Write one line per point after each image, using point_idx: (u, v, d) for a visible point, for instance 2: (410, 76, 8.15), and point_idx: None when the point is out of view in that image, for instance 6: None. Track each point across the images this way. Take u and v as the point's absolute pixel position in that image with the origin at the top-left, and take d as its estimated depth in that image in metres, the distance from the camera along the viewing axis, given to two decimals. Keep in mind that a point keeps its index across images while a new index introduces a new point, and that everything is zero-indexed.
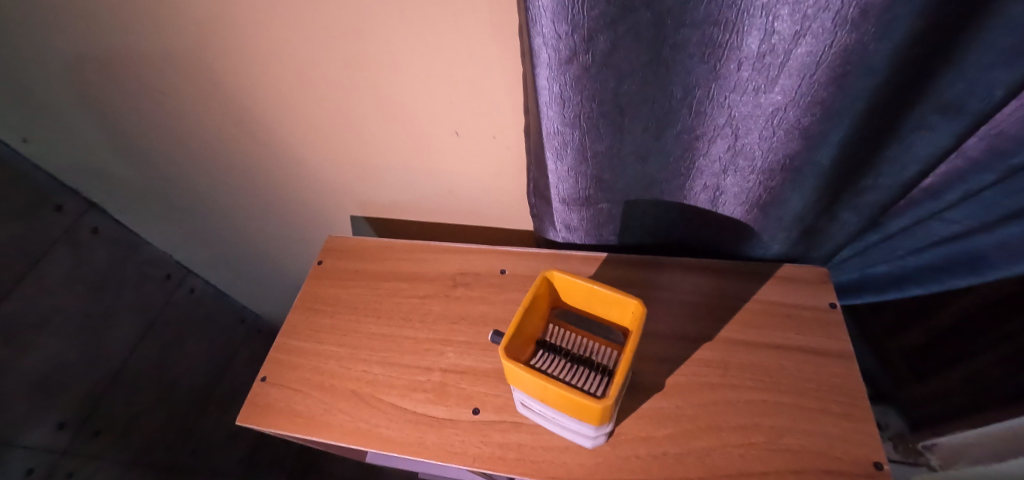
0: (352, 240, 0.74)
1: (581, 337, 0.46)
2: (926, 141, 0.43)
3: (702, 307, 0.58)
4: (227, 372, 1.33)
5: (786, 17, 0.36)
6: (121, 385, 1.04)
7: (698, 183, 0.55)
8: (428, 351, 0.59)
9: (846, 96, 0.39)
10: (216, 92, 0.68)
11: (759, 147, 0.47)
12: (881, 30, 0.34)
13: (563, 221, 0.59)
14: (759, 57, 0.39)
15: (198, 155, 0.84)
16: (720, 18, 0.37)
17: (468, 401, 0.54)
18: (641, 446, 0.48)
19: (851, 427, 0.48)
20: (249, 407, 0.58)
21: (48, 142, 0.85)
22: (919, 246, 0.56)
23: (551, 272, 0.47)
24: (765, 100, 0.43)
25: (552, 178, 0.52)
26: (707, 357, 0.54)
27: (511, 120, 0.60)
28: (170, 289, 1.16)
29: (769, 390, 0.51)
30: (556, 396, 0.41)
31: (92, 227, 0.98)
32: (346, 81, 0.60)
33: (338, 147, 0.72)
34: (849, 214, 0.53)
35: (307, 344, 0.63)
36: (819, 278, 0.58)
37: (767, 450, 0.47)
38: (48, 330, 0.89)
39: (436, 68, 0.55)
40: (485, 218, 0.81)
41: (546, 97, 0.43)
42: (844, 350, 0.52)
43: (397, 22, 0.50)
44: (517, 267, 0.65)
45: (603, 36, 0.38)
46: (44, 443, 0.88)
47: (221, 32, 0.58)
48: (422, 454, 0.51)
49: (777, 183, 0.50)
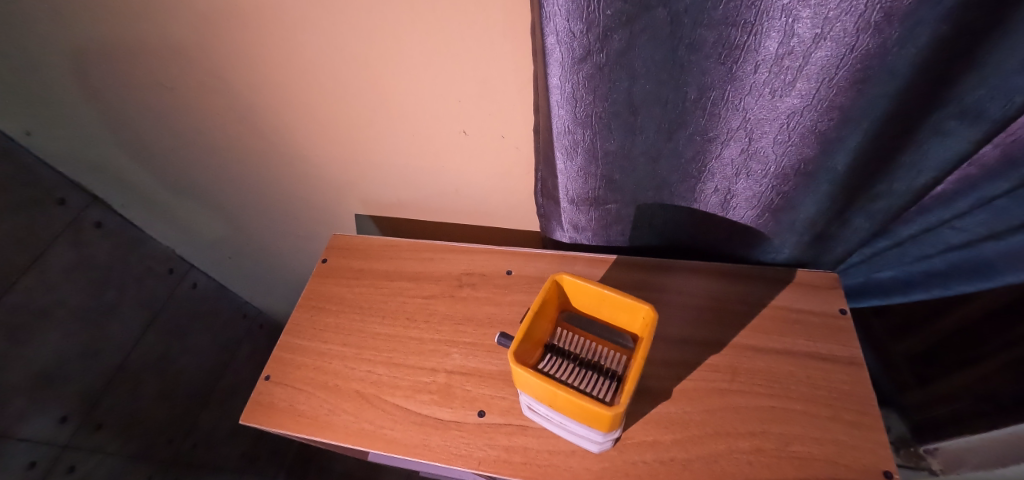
0: (356, 238, 0.73)
1: (590, 341, 0.46)
2: (943, 147, 0.42)
3: (710, 311, 0.58)
4: (229, 367, 1.32)
5: (807, 19, 0.35)
6: (123, 380, 1.03)
7: (709, 186, 0.54)
8: (433, 352, 0.59)
9: (865, 100, 0.39)
10: (221, 86, 0.67)
11: (773, 150, 0.46)
12: (903, 35, 0.34)
13: (571, 221, 0.58)
14: (776, 60, 0.39)
15: (202, 150, 0.83)
16: (739, 19, 0.36)
17: (474, 403, 0.54)
18: (648, 451, 0.48)
19: (861, 436, 0.47)
20: (253, 406, 0.58)
21: (51, 135, 0.84)
22: (926, 253, 0.56)
23: (560, 275, 0.47)
24: (780, 103, 0.42)
25: (561, 178, 0.52)
26: (716, 362, 0.53)
27: (521, 120, 0.59)
28: (173, 284, 1.15)
29: (778, 396, 0.50)
30: (565, 402, 0.40)
31: (95, 221, 0.97)
32: (353, 78, 0.59)
33: (344, 143, 0.72)
34: (861, 220, 0.52)
35: (312, 343, 0.63)
36: (829, 284, 0.58)
37: (775, 457, 0.47)
38: (49, 324, 0.88)
39: (445, 67, 0.55)
40: (491, 218, 0.81)
41: (558, 96, 0.42)
42: (854, 356, 0.52)
43: (407, 19, 0.50)
44: (523, 268, 0.65)
45: (618, 35, 0.37)
46: (45, 436, 0.88)
47: (228, 25, 0.57)
48: (427, 456, 0.51)
49: (790, 187, 0.49)
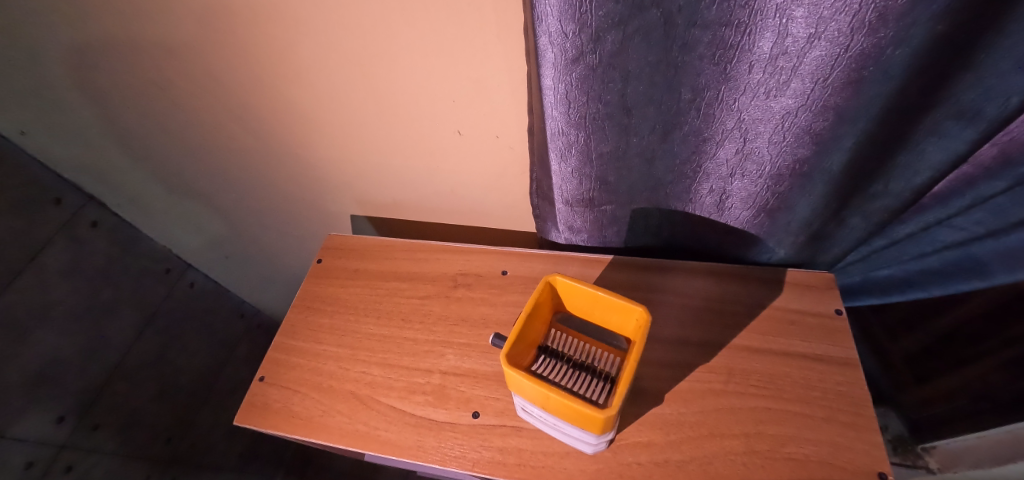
0: (352, 238, 0.73)
1: (583, 343, 0.46)
2: (938, 146, 0.41)
3: (706, 312, 0.58)
4: (227, 366, 1.32)
5: (801, 19, 0.34)
6: (121, 380, 1.03)
7: (705, 186, 0.54)
8: (428, 353, 0.59)
9: (860, 101, 0.39)
10: (214, 85, 0.67)
11: (768, 150, 0.46)
12: (899, 35, 0.33)
13: (566, 222, 0.58)
14: (771, 60, 0.38)
15: (198, 149, 0.83)
16: (733, 18, 0.36)
17: (468, 404, 0.54)
18: (642, 453, 0.48)
19: (855, 437, 0.47)
20: (248, 407, 0.58)
21: (46, 135, 0.83)
22: (923, 252, 0.56)
23: (553, 276, 0.47)
24: (775, 103, 0.42)
25: (556, 179, 0.51)
26: (711, 364, 0.53)
27: (515, 120, 0.59)
28: (171, 283, 1.15)
29: (773, 398, 0.50)
30: (558, 404, 0.40)
31: (91, 220, 0.96)
32: (348, 78, 0.59)
33: (338, 143, 0.72)
34: (858, 220, 0.52)
35: (307, 344, 0.62)
36: (826, 284, 0.57)
37: (770, 458, 0.47)
38: (47, 323, 0.88)
39: (439, 66, 0.54)
40: (486, 218, 0.80)
41: (551, 97, 0.42)
42: (849, 357, 0.52)
43: (400, 18, 0.49)
44: (519, 268, 0.65)
45: (611, 36, 0.37)
46: (43, 436, 0.88)
47: (220, 24, 0.56)
48: (421, 457, 0.51)
49: (786, 188, 0.49)
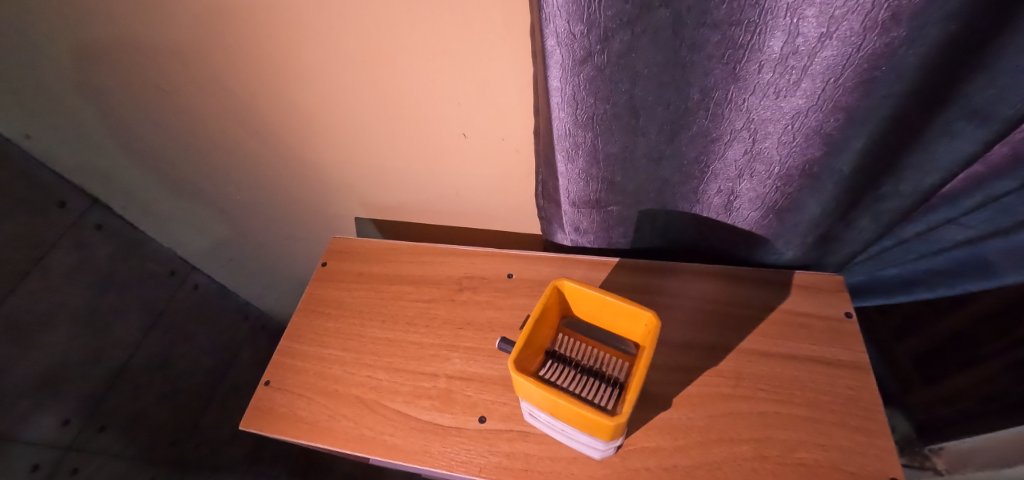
0: (356, 241, 0.73)
1: (591, 348, 0.46)
2: (950, 147, 0.41)
3: (712, 315, 0.57)
4: (231, 367, 1.32)
5: (811, 18, 0.34)
6: (125, 383, 1.03)
7: (712, 187, 0.53)
8: (434, 357, 0.58)
9: (871, 101, 0.38)
10: (218, 87, 0.66)
11: (777, 151, 0.46)
12: (912, 35, 0.33)
13: (573, 223, 0.58)
14: (781, 59, 0.38)
15: (202, 151, 0.82)
16: (742, 18, 0.35)
17: (474, 409, 0.53)
18: (650, 458, 0.48)
19: (866, 442, 0.46)
20: (254, 412, 0.58)
21: (49, 137, 0.82)
22: (931, 251, 0.55)
23: (561, 280, 0.46)
24: (785, 103, 0.41)
25: (562, 180, 0.51)
26: (720, 368, 0.53)
27: (522, 122, 0.59)
28: (174, 287, 1.14)
29: (782, 402, 0.49)
30: (566, 410, 0.40)
31: (95, 224, 0.95)
32: (353, 79, 0.58)
33: (342, 145, 0.71)
34: (867, 220, 0.51)
35: (313, 348, 0.62)
36: (834, 286, 0.57)
37: (780, 463, 0.46)
38: (52, 326, 0.88)
39: (445, 69, 0.54)
40: (490, 220, 0.80)
41: (558, 99, 0.41)
42: (860, 360, 0.51)
43: (405, 20, 0.49)
44: (525, 271, 0.64)
45: (620, 36, 0.36)
46: (47, 438, 0.88)
47: (223, 25, 0.56)
48: (427, 462, 0.50)
49: (794, 188, 0.48)
